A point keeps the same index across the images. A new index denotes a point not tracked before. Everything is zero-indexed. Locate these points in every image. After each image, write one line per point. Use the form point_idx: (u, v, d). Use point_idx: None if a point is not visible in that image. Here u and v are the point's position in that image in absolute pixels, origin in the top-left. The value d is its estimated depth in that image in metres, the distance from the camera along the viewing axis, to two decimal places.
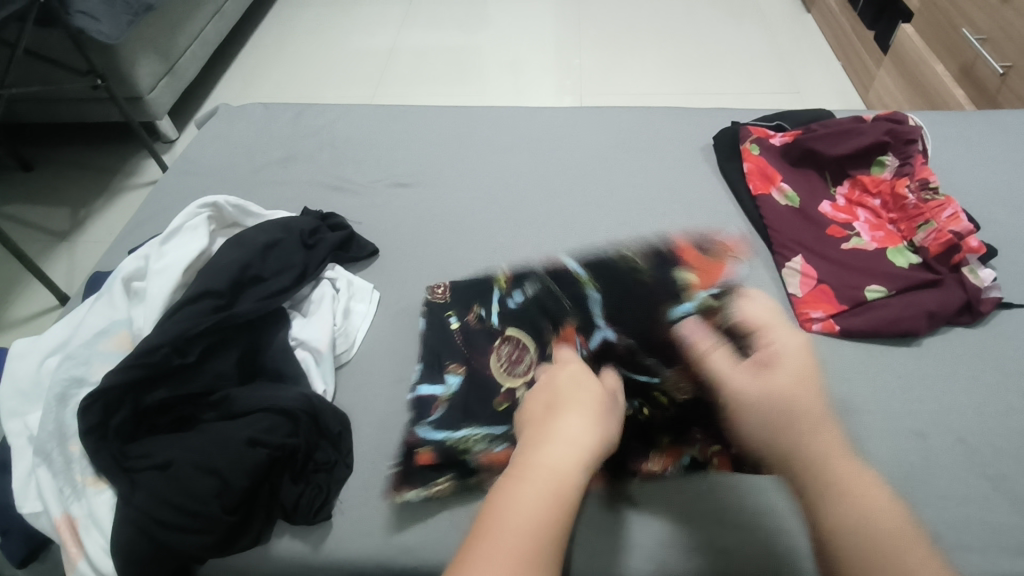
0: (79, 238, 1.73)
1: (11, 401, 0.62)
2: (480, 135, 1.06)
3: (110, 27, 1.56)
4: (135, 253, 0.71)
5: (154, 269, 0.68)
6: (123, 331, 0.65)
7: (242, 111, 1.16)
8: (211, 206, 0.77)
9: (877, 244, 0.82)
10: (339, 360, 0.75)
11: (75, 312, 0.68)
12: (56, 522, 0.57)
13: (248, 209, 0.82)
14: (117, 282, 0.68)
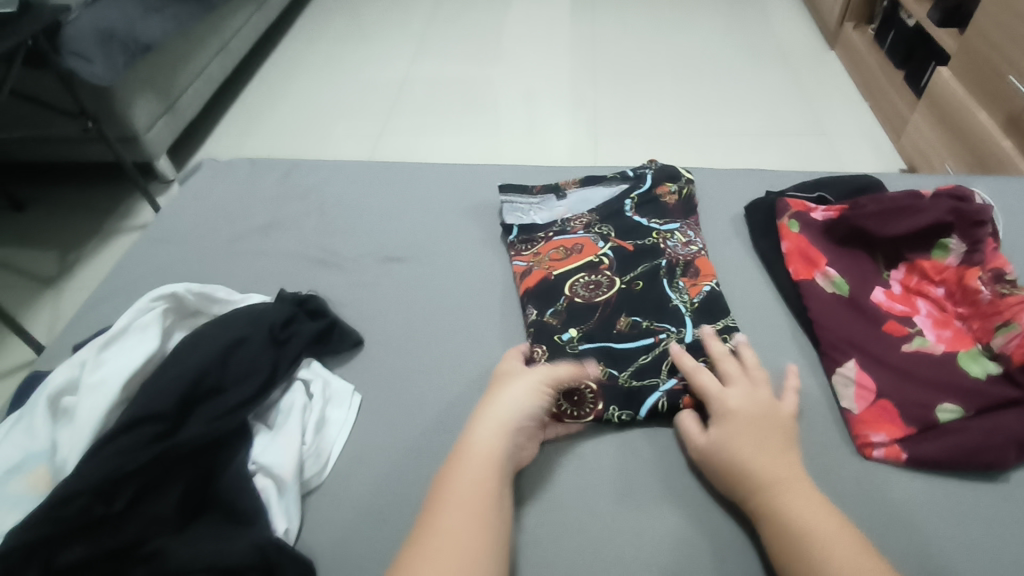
0: (65, 284, 1.65)
1: None
2: (483, 200, 0.96)
3: (104, 68, 1.51)
4: (71, 359, 0.61)
5: (87, 384, 0.58)
6: (41, 466, 0.54)
7: (227, 167, 1.07)
8: (166, 297, 0.67)
9: (945, 347, 0.70)
10: (308, 486, 0.63)
11: None
12: None
13: (213, 296, 0.73)
14: (42, 400, 0.57)
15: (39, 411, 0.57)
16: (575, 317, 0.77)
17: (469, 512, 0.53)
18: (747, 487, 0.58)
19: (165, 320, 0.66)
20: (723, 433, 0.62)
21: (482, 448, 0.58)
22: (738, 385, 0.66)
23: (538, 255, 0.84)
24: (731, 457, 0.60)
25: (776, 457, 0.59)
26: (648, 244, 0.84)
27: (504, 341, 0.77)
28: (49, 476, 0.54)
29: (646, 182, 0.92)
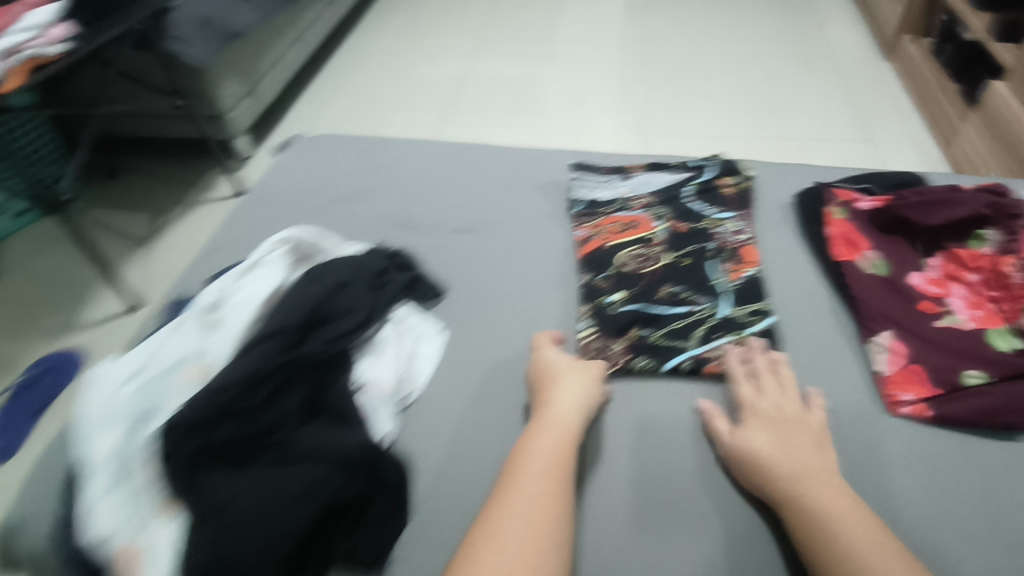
0: (154, 246, 1.80)
1: (90, 422, 0.63)
2: (550, 179, 1.05)
3: (202, 51, 1.66)
4: (214, 284, 0.74)
5: (231, 303, 0.71)
6: (195, 363, 0.67)
7: (317, 141, 1.19)
8: (287, 241, 0.81)
9: (975, 324, 0.77)
10: (406, 402, 0.75)
11: (155, 337, 0.71)
12: (117, 554, 0.56)
13: (322, 245, 0.85)
14: (196, 312, 0.70)
15: (194, 321, 0.70)
16: (622, 282, 0.85)
17: (547, 475, 0.61)
18: (775, 480, 0.62)
19: (284, 258, 0.78)
20: (755, 432, 0.66)
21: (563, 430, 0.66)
22: (772, 393, 0.70)
23: (600, 228, 0.93)
24: (761, 454, 0.64)
25: (801, 458, 0.63)
26: (700, 228, 0.90)
27: (567, 301, 0.86)
28: (202, 369, 0.66)
29: (705, 174, 0.99)
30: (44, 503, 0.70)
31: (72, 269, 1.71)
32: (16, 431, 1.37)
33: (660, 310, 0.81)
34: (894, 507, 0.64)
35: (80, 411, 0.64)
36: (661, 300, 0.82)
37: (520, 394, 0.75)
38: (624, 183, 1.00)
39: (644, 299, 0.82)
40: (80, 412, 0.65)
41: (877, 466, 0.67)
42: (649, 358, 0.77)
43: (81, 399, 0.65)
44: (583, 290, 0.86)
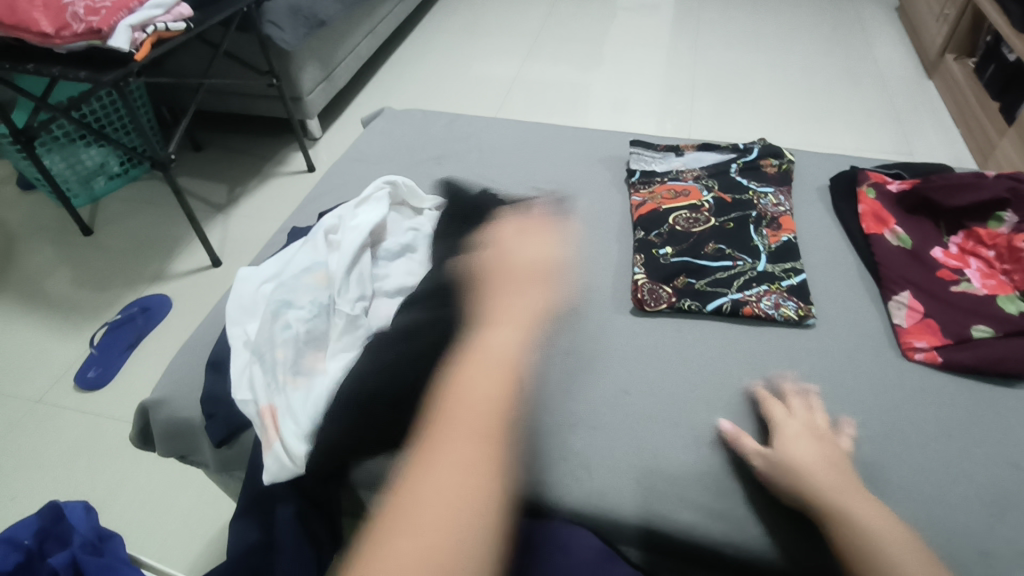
0: (233, 211, 1.98)
1: (238, 312, 0.80)
2: (610, 155, 1.18)
3: (291, 36, 1.84)
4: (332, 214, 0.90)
5: (349, 226, 0.87)
6: (321, 272, 0.83)
7: (403, 114, 1.35)
8: (389, 183, 0.96)
9: (987, 291, 0.87)
10: None
11: (287, 251, 0.88)
12: (262, 409, 0.71)
13: (414, 191, 1.00)
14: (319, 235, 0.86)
15: (319, 239, 0.86)
16: (673, 239, 0.98)
17: (468, 435, 0.60)
18: (818, 493, 0.66)
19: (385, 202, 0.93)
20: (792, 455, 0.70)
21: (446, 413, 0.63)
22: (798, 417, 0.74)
23: (654, 194, 1.05)
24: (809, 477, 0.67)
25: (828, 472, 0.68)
26: (744, 199, 1.02)
27: (622, 254, 0.99)
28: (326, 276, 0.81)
29: (751, 153, 1.11)
30: (187, 387, 0.82)
31: (160, 227, 1.89)
32: (109, 363, 1.49)
33: (707, 263, 0.93)
34: (902, 431, 0.75)
35: (232, 305, 0.81)
36: (708, 254, 0.95)
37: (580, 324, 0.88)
38: (677, 159, 1.13)
39: (693, 253, 0.95)
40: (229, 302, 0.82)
41: (887, 400, 0.78)
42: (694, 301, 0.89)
43: (230, 294, 0.83)
44: (638, 242, 0.99)
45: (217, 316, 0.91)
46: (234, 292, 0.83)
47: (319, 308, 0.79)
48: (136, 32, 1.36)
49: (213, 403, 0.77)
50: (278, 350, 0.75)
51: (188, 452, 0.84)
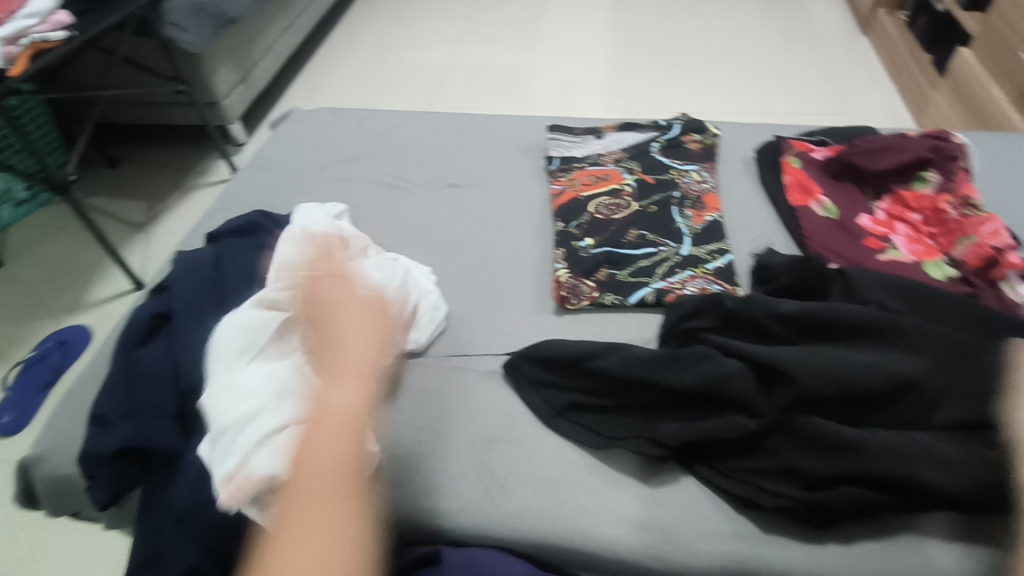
0: (155, 229, 1.86)
1: (225, 403, 0.63)
2: (529, 142, 1.12)
3: (197, 37, 1.69)
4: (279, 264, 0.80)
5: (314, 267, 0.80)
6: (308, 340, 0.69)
7: (311, 114, 1.25)
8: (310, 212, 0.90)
9: (915, 257, 0.84)
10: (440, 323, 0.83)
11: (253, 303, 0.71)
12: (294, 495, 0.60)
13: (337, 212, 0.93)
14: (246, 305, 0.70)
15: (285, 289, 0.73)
16: (593, 229, 0.93)
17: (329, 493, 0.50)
18: None
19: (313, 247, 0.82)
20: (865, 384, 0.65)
21: (338, 407, 0.54)
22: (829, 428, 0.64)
23: (573, 181, 1.00)
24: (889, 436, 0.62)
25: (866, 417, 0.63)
26: (666, 178, 0.98)
27: (543, 248, 0.94)
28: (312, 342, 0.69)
29: (673, 130, 1.06)
30: (68, 439, 0.75)
31: (76, 252, 1.77)
32: (26, 407, 1.38)
33: (630, 253, 0.89)
34: None
35: (208, 404, 0.63)
36: (629, 243, 0.90)
37: (498, 332, 0.83)
38: (597, 141, 1.08)
39: (615, 243, 0.90)
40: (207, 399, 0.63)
41: None
42: (622, 292, 0.84)
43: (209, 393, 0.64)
44: (558, 235, 0.93)
45: (102, 356, 0.84)
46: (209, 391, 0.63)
47: None
48: (5, 46, 1.23)
49: (89, 463, 0.69)
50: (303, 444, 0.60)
51: (77, 509, 0.77)
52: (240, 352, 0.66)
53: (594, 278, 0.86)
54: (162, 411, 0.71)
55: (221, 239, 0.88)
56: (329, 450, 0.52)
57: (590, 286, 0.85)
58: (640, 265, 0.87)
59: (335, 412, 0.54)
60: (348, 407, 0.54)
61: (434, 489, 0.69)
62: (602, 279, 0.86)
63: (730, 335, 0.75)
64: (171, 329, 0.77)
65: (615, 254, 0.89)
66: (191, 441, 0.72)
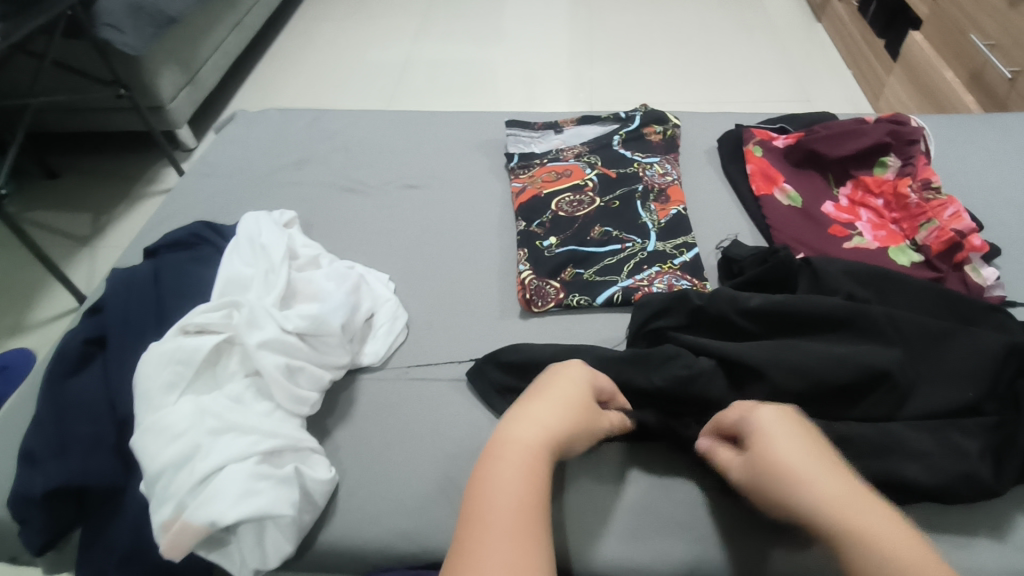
0: (100, 243, 1.77)
1: (157, 444, 0.58)
2: (488, 139, 1.09)
3: (136, 39, 1.57)
4: (221, 278, 0.75)
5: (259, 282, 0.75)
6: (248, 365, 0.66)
7: (258, 116, 1.19)
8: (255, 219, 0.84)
9: (879, 243, 0.83)
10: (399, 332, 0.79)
11: (184, 329, 0.66)
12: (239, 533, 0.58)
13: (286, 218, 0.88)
14: (171, 336, 0.65)
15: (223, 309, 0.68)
16: (556, 227, 0.90)
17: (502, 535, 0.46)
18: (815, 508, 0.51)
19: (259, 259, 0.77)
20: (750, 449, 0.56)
21: (517, 440, 0.53)
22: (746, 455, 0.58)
23: (534, 178, 0.97)
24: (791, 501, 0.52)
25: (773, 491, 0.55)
26: (629, 172, 0.95)
27: (506, 248, 0.91)
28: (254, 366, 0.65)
29: (634, 121, 1.03)
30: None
31: (15, 271, 1.67)
32: None
33: (596, 251, 0.86)
34: None
35: (137, 447, 0.58)
36: (594, 241, 0.87)
37: (461, 338, 0.79)
38: (557, 137, 1.05)
39: (581, 241, 0.87)
40: (138, 442, 0.59)
41: None
42: (588, 292, 0.81)
43: (139, 436, 0.59)
44: (520, 235, 0.90)
45: (33, 386, 0.77)
46: (138, 434, 0.59)
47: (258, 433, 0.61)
48: None
49: (19, 508, 0.63)
50: (243, 483, 0.57)
51: (14, 554, 0.71)
52: (166, 389, 0.62)
53: (559, 279, 0.83)
54: (100, 444, 0.65)
55: (159, 254, 0.82)
56: (509, 487, 0.49)
57: (555, 287, 0.82)
58: (607, 263, 0.84)
59: (523, 437, 0.53)
60: (528, 442, 0.53)
61: (399, 512, 0.65)
62: (567, 280, 0.83)
63: (696, 334, 0.73)
64: (106, 355, 0.71)
65: (580, 253, 0.86)
66: (134, 476, 0.66)
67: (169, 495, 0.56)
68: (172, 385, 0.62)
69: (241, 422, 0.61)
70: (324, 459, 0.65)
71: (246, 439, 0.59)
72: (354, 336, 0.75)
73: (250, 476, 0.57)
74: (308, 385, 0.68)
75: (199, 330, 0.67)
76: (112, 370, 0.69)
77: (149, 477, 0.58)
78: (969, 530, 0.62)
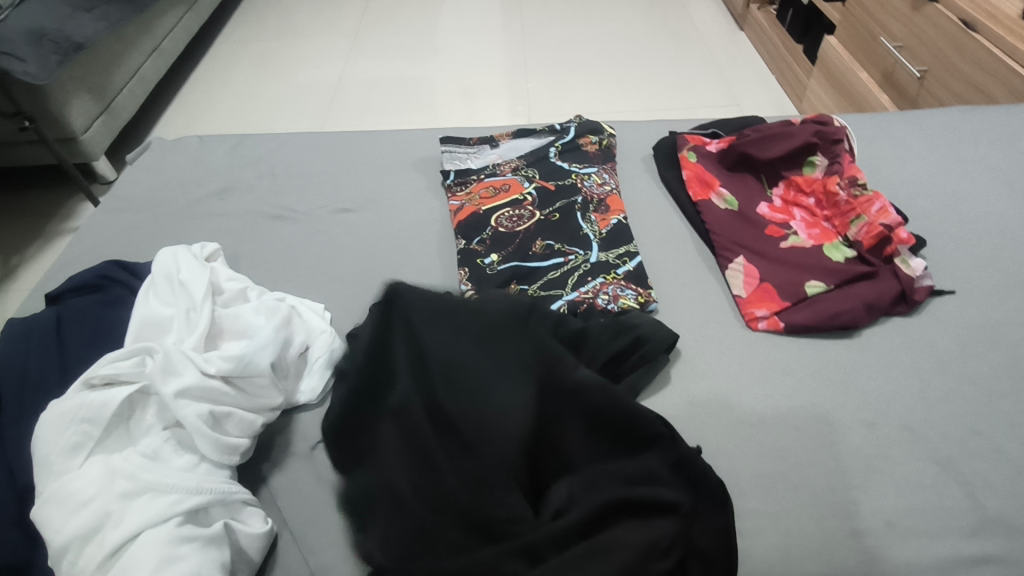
0: (11, 287, 1.63)
1: (60, 516, 0.52)
2: (423, 158, 1.06)
3: (39, 68, 1.45)
4: (134, 323, 0.69)
5: (177, 324, 0.69)
6: (163, 419, 0.59)
7: (175, 143, 1.11)
8: (173, 252, 0.78)
9: (813, 241, 0.84)
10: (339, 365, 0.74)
11: (90, 383, 0.60)
12: None
13: (210, 251, 0.82)
14: (75, 392, 0.59)
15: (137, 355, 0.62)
16: (496, 244, 0.87)
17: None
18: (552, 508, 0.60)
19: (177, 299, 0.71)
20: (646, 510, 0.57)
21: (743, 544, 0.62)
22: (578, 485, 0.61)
23: (472, 195, 0.95)
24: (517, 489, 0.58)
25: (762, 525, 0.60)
26: (568, 184, 0.94)
27: (446, 269, 0.88)
28: (170, 420, 0.59)
29: (569, 133, 1.02)
30: None
31: None
32: None
33: (539, 266, 0.83)
34: (758, 407, 0.69)
35: (38, 521, 0.52)
36: (537, 256, 0.85)
37: None
38: (492, 152, 1.03)
39: (523, 257, 0.85)
40: (39, 515, 0.52)
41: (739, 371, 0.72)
42: None
43: (39, 509, 0.53)
44: (461, 255, 0.87)
45: None
46: (40, 506, 0.53)
47: (174, 489, 0.54)
48: None
49: None
50: (157, 552, 0.50)
51: None
52: (70, 452, 0.55)
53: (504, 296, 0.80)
54: None
55: (63, 299, 0.75)
56: None
57: None
58: (550, 278, 0.82)
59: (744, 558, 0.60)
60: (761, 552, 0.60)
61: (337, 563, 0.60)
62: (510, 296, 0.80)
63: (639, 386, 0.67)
64: (1, 417, 0.64)
65: (523, 269, 0.83)
66: (42, 548, 0.57)
67: (79, 573, 0.50)
68: (77, 446, 0.56)
69: (156, 480, 0.54)
70: (259, 511, 0.60)
71: (166, 500, 0.53)
72: (287, 374, 0.70)
73: (170, 540, 0.51)
74: (237, 431, 0.62)
75: (107, 382, 0.61)
76: (8, 437, 0.62)
77: (54, 553, 0.51)
78: (962, 567, 0.58)
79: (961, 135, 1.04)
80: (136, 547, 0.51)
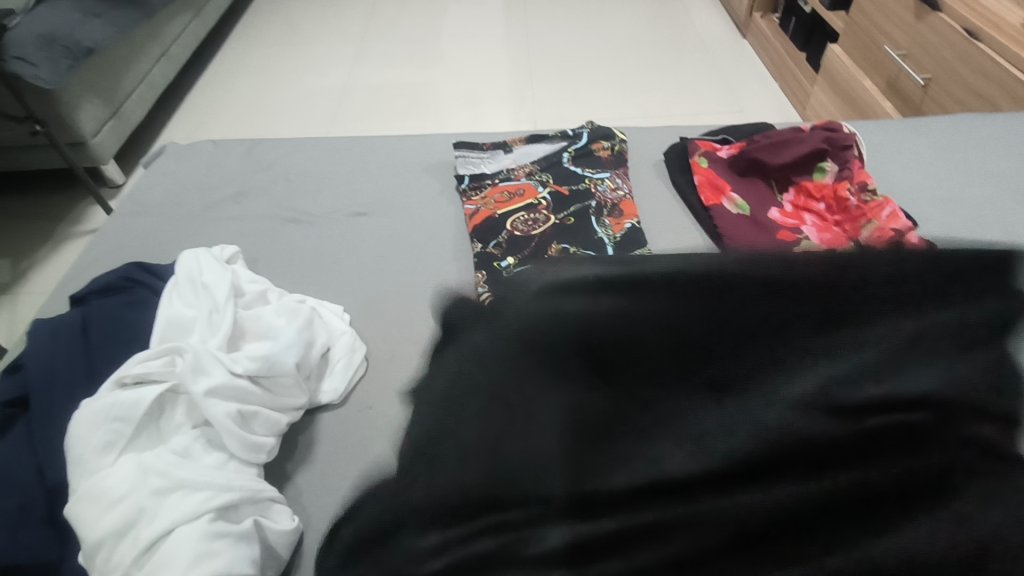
0: (20, 290, 1.63)
1: (94, 512, 0.53)
2: (437, 163, 1.07)
3: (51, 72, 1.46)
4: (158, 323, 0.70)
5: (201, 325, 0.70)
6: (191, 418, 0.61)
7: (190, 147, 1.12)
8: (194, 255, 0.79)
9: (826, 245, 0.86)
10: (359, 365, 0.76)
11: (120, 382, 0.61)
12: None
13: (231, 254, 0.83)
14: (106, 391, 0.60)
15: (166, 355, 0.63)
16: (512, 247, 0.88)
17: None
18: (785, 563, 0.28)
19: (201, 300, 0.72)
20: None
21: None
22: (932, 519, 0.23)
23: (487, 199, 0.96)
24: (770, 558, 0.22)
25: None
26: (581, 188, 0.96)
27: (462, 272, 0.89)
28: (197, 420, 0.61)
29: (581, 139, 1.04)
30: None
31: None
32: None
33: None
34: None
35: (72, 517, 0.53)
36: (552, 260, 0.85)
37: None
38: (506, 157, 1.05)
39: (539, 261, 0.86)
40: (73, 510, 0.53)
41: None
42: None
43: (73, 505, 0.53)
44: (477, 257, 0.88)
45: None
46: (74, 503, 0.53)
47: (205, 486, 0.55)
48: None
49: None
50: (191, 548, 0.51)
51: None
52: (102, 449, 0.56)
53: None
54: (26, 518, 0.58)
55: (88, 301, 0.76)
56: None
57: None
58: None
59: None
60: None
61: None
62: None
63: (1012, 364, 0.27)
64: (30, 416, 0.64)
65: None
66: (71, 546, 0.58)
67: (112, 568, 0.51)
68: (109, 444, 0.56)
69: (188, 477, 0.55)
70: (285, 508, 0.61)
71: (198, 496, 0.54)
72: (309, 374, 0.71)
73: (204, 536, 0.52)
74: (263, 431, 0.63)
75: (137, 381, 0.62)
76: (38, 436, 0.62)
77: (87, 549, 0.52)
78: None
79: (966, 142, 1.06)
80: (170, 542, 0.52)
